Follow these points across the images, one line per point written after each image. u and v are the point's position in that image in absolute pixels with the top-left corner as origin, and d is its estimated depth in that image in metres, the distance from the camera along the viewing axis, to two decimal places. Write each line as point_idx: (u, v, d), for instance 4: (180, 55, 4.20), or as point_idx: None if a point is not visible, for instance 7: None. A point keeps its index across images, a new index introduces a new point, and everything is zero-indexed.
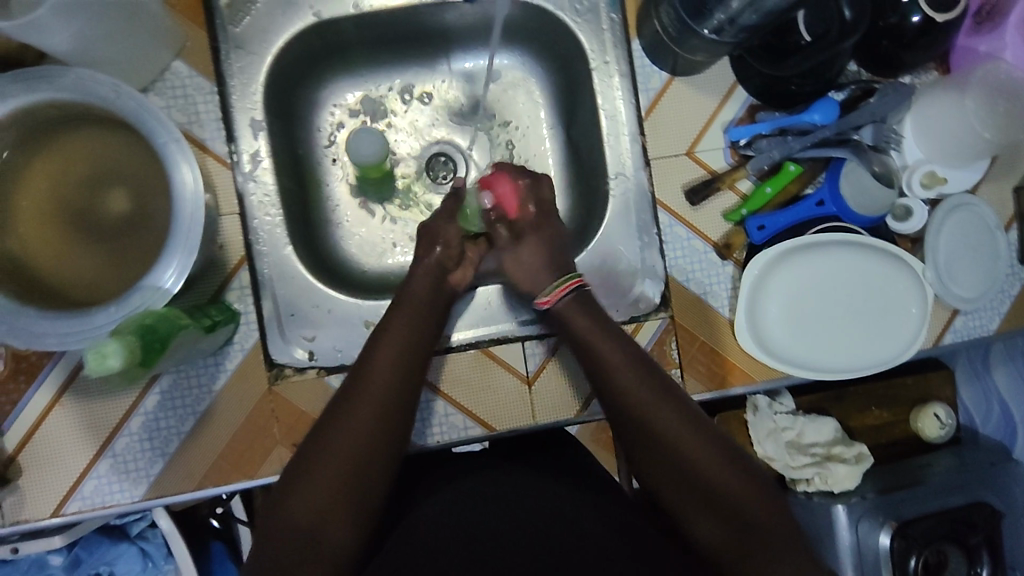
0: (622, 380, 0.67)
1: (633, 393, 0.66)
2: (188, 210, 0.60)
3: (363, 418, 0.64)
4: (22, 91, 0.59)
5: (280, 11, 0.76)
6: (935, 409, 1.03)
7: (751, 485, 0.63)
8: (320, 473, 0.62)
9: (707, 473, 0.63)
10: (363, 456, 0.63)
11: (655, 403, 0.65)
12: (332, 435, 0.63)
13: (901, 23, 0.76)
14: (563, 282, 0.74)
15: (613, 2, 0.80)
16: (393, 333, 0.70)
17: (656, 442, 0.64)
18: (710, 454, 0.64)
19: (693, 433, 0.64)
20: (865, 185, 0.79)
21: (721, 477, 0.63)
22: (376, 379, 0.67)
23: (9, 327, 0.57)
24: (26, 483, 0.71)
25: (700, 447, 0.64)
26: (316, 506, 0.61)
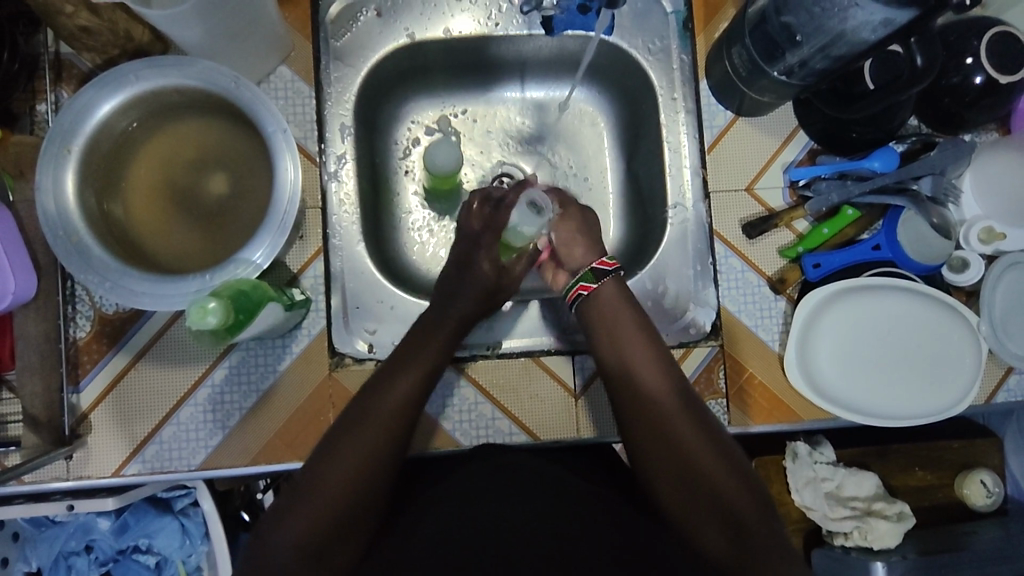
0: (661, 403, 0.70)
1: (669, 416, 0.69)
2: (286, 195, 0.65)
3: (378, 422, 0.67)
4: (156, 75, 0.65)
5: (378, 30, 0.83)
6: (981, 477, 1.01)
7: (765, 515, 0.65)
8: (327, 477, 0.64)
9: (725, 495, 0.66)
10: (369, 466, 0.65)
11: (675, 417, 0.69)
12: (343, 444, 0.65)
13: (964, 82, 0.79)
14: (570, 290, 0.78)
15: (684, 44, 0.85)
16: (424, 346, 0.73)
17: (683, 464, 0.67)
18: (730, 479, 0.66)
19: (719, 460, 0.67)
20: (922, 234, 0.81)
21: (738, 500, 0.65)
22: (390, 395, 0.68)
23: (114, 284, 0.63)
24: (94, 440, 0.74)
25: (719, 471, 0.66)
26: (321, 510, 0.63)
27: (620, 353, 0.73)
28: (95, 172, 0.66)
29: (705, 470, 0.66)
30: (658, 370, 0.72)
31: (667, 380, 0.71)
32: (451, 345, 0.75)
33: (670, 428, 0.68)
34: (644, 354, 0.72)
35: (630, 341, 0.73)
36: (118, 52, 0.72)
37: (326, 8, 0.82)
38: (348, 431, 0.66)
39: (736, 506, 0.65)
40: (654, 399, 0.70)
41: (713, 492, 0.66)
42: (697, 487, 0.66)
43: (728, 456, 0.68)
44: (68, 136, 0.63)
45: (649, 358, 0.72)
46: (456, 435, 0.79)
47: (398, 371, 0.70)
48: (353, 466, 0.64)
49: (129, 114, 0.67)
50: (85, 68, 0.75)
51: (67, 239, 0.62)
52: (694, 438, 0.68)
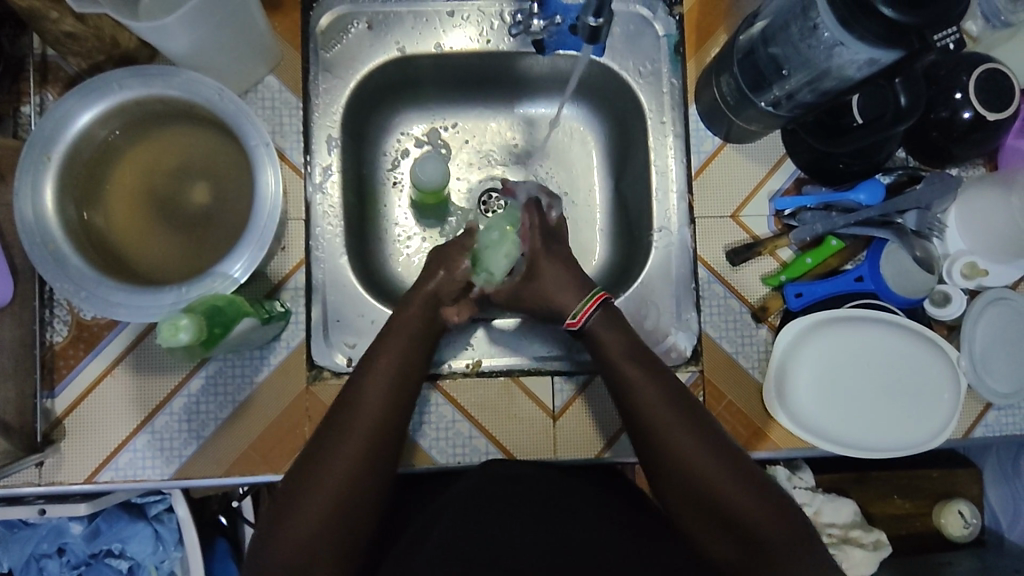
0: (655, 415, 0.69)
1: (663, 426, 0.68)
2: (267, 208, 0.65)
3: (363, 425, 0.67)
4: (139, 84, 0.65)
5: (369, 43, 0.83)
6: (958, 506, 1.00)
7: (774, 514, 0.64)
8: (325, 482, 0.64)
9: (729, 499, 0.64)
10: (363, 469, 0.65)
11: (675, 433, 0.67)
12: (334, 448, 0.66)
13: (952, 117, 0.79)
14: (587, 301, 0.76)
15: (674, 68, 0.85)
16: (392, 355, 0.72)
17: (681, 471, 0.66)
18: (732, 482, 0.65)
19: (716, 461, 0.66)
20: (905, 267, 0.80)
21: (741, 501, 0.64)
22: (370, 400, 0.69)
23: (89, 294, 0.62)
24: (67, 446, 0.74)
25: (719, 475, 0.65)
26: (320, 518, 0.62)
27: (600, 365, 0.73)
28: (75, 180, 0.66)
29: (704, 476, 0.65)
30: (648, 381, 0.70)
31: (658, 391, 0.70)
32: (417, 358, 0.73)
33: (665, 436, 0.68)
34: (634, 368, 0.71)
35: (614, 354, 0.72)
36: (104, 57, 0.72)
37: (317, 20, 0.82)
38: (337, 437, 0.66)
39: (740, 508, 0.64)
40: (650, 410, 0.69)
41: (716, 497, 0.65)
42: (698, 492, 0.65)
43: (728, 459, 0.66)
44: (48, 143, 0.63)
45: (639, 372, 0.71)
46: (431, 452, 0.79)
47: (374, 377, 0.70)
48: (348, 470, 0.64)
49: (111, 122, 0.67)
50: (71, 71, 0.75)
51: (45, 247, 0.62)
52: (690, 445, 0.67)
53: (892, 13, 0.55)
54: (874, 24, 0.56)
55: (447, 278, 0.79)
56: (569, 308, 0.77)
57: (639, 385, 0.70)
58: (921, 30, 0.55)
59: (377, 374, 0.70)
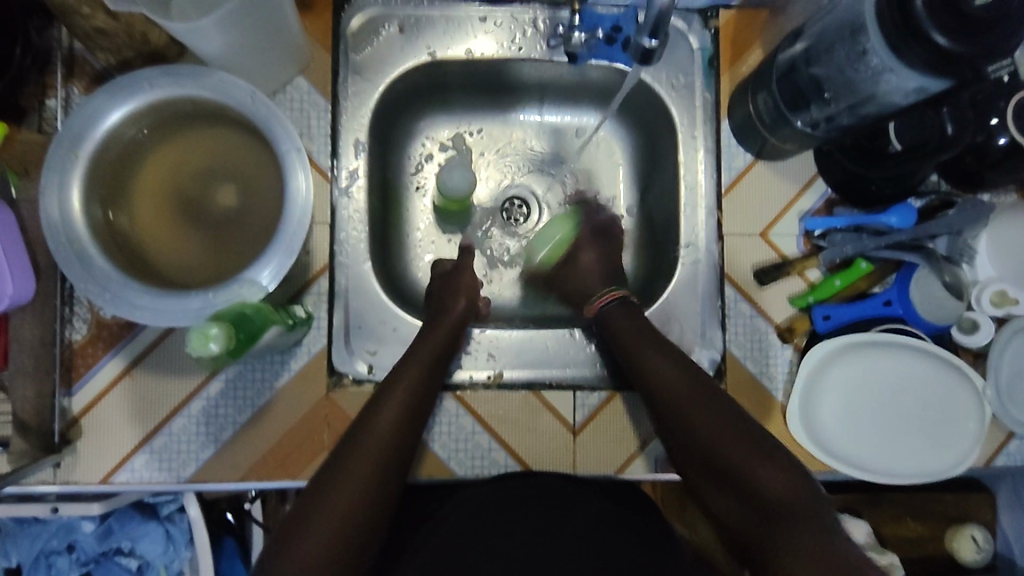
0: (677, 396, 0.70)
1: (695, 417, 0.68)
2: (297, 214, 0.64)
3: (378, 433, 0.66)
4: (170, 83, 0.64)
5: (399, 46, 0.82)
6: (971, 531, 0.99)
7: (804, 495, 0.61)
8: (339, 492, 0.62)
9: (751, 473, 0.63)
10: (376, 475, 0.64)
11: (696, 408, 0.68)
12: (352, 456, 0.65)
13: (987, 142, 0.77)
14: (605, 294, 0.81)
15: (708, 82, 0.84)
16: (413, 363, 0.72)
17: (711, 458, 0.66)
18: (762, 463, 0.63)
19: (731, 431, 0.66)
20: (935, 292, 0.79)
21: (767, 479, 0.62)
22: (387, 409, 0.68)
23: (113, 296, 0.61)
24: (83, 446, 0.73)
25: (748, 456, 0.64)
26: (336, 527, 0.61)
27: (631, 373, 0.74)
28: (102, 179, 0.65)
29: (733, 459, 0.64)
30: (672, 362, 0.72)
31: (694, 385, 0.70)
32: (435, 372, 0.73)
33: (692, 426, 0.68)
34: (649, 348, 0.73)
35: (643, 355, 0.73)
36: (133, 54, 0.71)
37: (347, 21, 0.80)
38: (351, 447, 0.65)
39: (768, 487, 0.62)
40: (684, 405, 0.69)
41: (745, 479, 0.63)
42: (729, 477, 0.64)
43: (761, 443, 0.65)
44: (76, 140, 0.62)
45: (654, 351, 0.73)
46: (450, 464, 0.78)
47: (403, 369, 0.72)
48: (365, 475, 0.64)
49: (139, 121, 0.66)
50: (98, 66, 0.74)
51: (69, 247, 0.61)
52: (719, 432, 0.66)
53: (944, 42, 0.54)
54: (920, 50, 0.55)
55: (469, 306, 0.80)
56: (590, 297, 0.82)
57: (667, 374, 0.71)
58: (971, 60, 0.54)
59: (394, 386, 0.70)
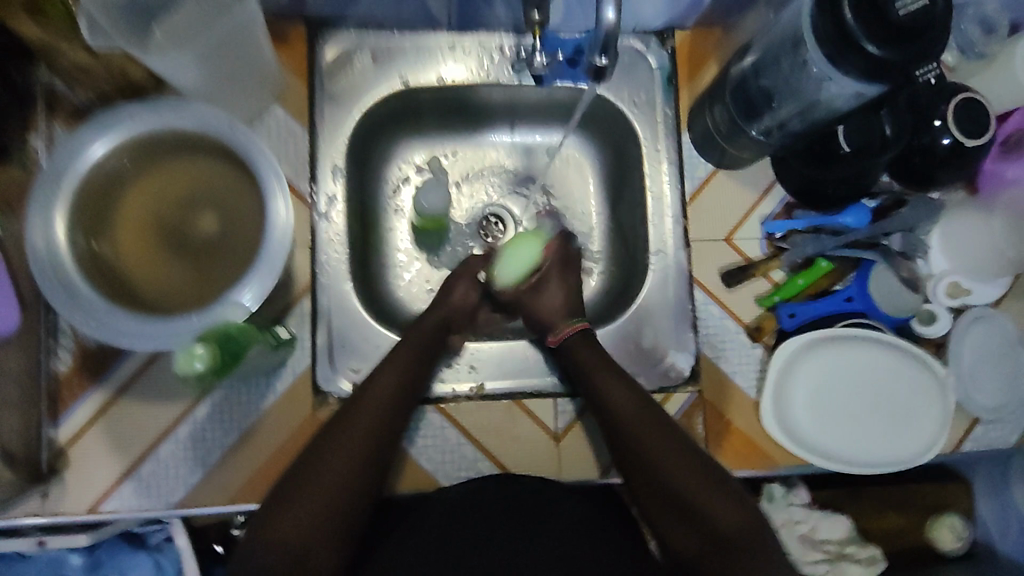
0: (633, 427, 0.73)
1: (645, 441, 0.72)
2: (278, 236, 0.66)
3: (352, 440, 0.68)
4: (151, 117, 0.68)
5: (372, 74, 0.85)
6: (950, 520, 1.01)
7: (751, 526, 0.66)
8: (307, 497, 0.64)
9: (706, 505, 0.67)
10: (345, 484, 0.66)
11: (654, 441, 0.71)
12: (325, 462, 0.66)
13: (932, 144, 0.81)
14: (571, 324, 0.81)
15: (668, 98, 0.88)
16: (385, 377, 0.73)
17: (668, 489, 0.69)
18: (711, 494, 0.67)
19: (687, 464, 0.69)
20: (892, 288, 0.84)
21: (719, 512, 0.66)
22: (363, 418, 0.70)
23: (99, 323, 0.63)
24: (71, 475, 0.73)
25: (700, 488, 0.68)
26: (304, 527, 0.63)
27: (590, 384, 0.77)
28: (85, 211, 0.67)
29: (686, 488, 0.68)
30: (632, 394, 0.75)
31: (645, 413, 0.74)
32: (410, 388, 0.74)
33: (651, 458, 0.71)
34: (607, 376, 0.76)
35: (599, 375, 0.77)
36: (114, 90, 0.73)
37: (321, 53, 0.84)
38: (322, 452, 0.67)
39: (716, 517, 0.66)
40: (635, 430, 0.73)
41: (699, 509, 0.67)
42: (682, 507, 0.68)
43: (709, 473, 0.69)
44: (60, 173, 0.64)
45: (613, 380, 0.76)
46: (435, 474, 0.80)
47: (377, 386, 0.72)
48: (332, 482, 0.65)
49: (121, 153, 0.68)
50: (79, 102, 0.76)
51: (55, 276, 0.63)
52: (670, 459, 0.70)
53: (875, 50, 0.58)
54: (854, 59, 0.60)
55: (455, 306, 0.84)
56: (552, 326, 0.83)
57: (627, 405, 0.74)
58: (902, 64, 0.59)
59: (367, 398, 0.71)
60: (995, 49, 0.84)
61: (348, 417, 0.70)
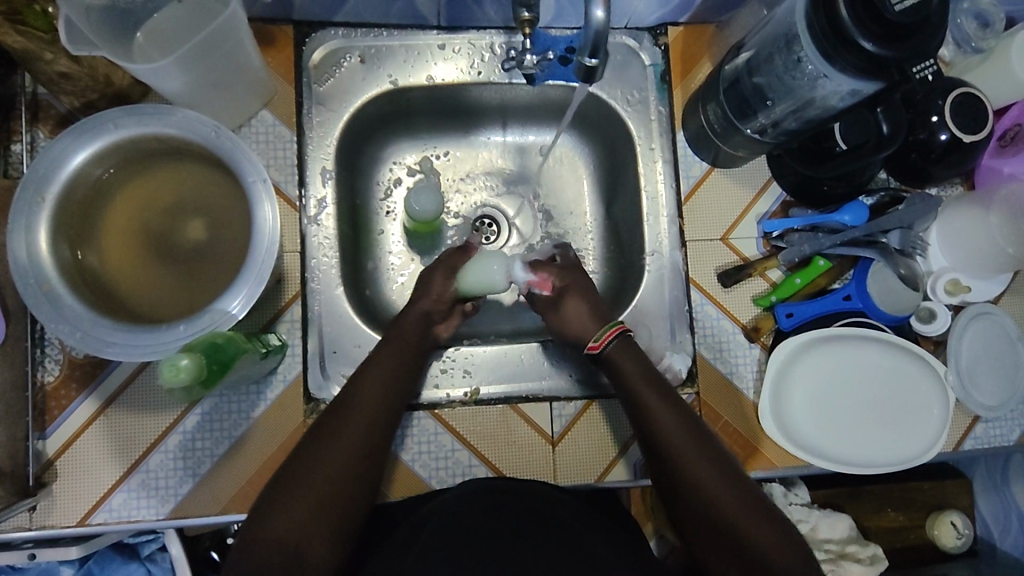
0: (676, 446, 0.69)
1: (674, 445, 0.69)
2: (265, 243, 0.65)
3: (346, 448, 0.66)
4: (135, 124, 0.66)
5: (361, 76, 0.84)
6: (951, 518, 1.00)
7: (782, 537, 0.64)
8: (296, 500, 0.62)
9: (749, 532, 0.64)
10: (337, 488, 0.64)
11: (698, 462, 0.68)
12: (317, 466, 0.65)
13: (929, 139, 0.80)
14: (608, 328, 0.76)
15: (661, 96, 0.87)
16: (369, 377, 0.72)
17: (709, 514, 0.66)
18: (739, 504, 0.65)
19: (730, 488, 0.66)
20: (891, 286, 0.82)
21: (763, 539, 0.63)
22: (357, 425, 0.68)
23: (83, 334, 0.62)
24: (59, 488, 0.72)
25: (744, 513, 0.65)
26: (299, 536, 0.61)
27: (635, 399, 0.73)
28: (69, 221, 0.65)
29: (729, 513, 0.65)
30: (676, 411, 0.71)
31: (680, 419, 0.71)
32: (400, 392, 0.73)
33: (694, 480, 0.67)
34: (653, 394, 0.72)
35: (630, 374, 0.74)
36: (97, 96, 0.72)
37: (309, 55, 0.83)
38: (316, 459, 0.65)
39: (743, 527, 0.64)
40: (663, 433, 0.70)
41: (742, 536, 0.64)
42: (722, 532, 0.65)
43: (739, 483, 0.67)
44: (42, 183, 0.63)
45: (659, 399, 0.72)
46: (427, 479, 0.79)
47: (361, 388, 0.71)
48: (330, 492, 0.64)
49: (105, 161, 0.67)
50: (62, 109, 0.75)
51: (39, 288, 0.62)
52: (698, 465, 0.68)
53: (871, 46, 0.57)
54: (849, 56, 0.59)
55: (434, 303, 0.80)
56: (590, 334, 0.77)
57: (667, 423, 0.71)
58: (899, 62, 0.58)
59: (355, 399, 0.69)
60: (992, 42, 0.83)
61: (343, 425, 0.68)
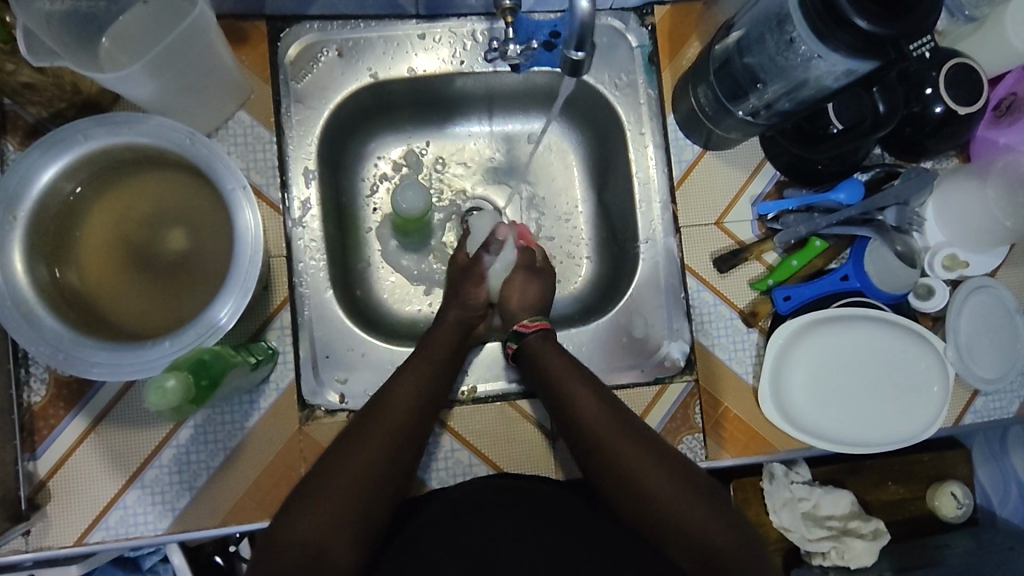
0: (616, 448, 0.69)
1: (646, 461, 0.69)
2: (248, 252, 0.63)
3: (372, 447, 0.67)
4: (105, 135, 0.63)
5: (340, 70, 0.81)
6: (952, 488, 0.98)
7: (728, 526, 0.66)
8: (315, 508, 0.64)
9: (695, 527, 0.66)
10: (355, 495, 0.65)
11: (639, 461, 0.69)
12: (332, 473, 0.66)
13: (924, 113, 0.79)
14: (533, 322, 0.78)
15: (650, 78, 0.85)
16: (412, 372, 0.73)
17: (654, 509, 0.67)
18: (717, 523, 0.66)
19: (674, 483, 0.68)
20: (888, 264, 0.81)
21: (712, 532, 0.66)
22: (383, 421, 0.69)
23: (66, 356, 0.60)
24: (54, 509, 0.71)
25: (691, 508, 0.67)
26: (319, 529, 0.63)
27: (561, 393, 0.72)
28: (43, 239, 0.63)
29: (676, 510, 0.66)
30: (603, 406, 0.72)
31: (610, 415, 0.71)
32: (434, 391, 0.73)
33: (635, 478, 0.68)
34: (583, 391, 0.72)
35: (581, 405, 0.72)
36: (66, 105, 0.69)
37: (285, 51, 0.80)
38: (339, 458, 0.67)
39: (720, 548, 0.65)
40: (628, 464, 0.69)
41: (689, 531, 0.66)
42: (671, 527, 0.67)
43: (682, 476, 0.68)
44: (13, 201, 0.61)
45: (587, 394, 0.72)
46: (426, 478, 0.78)
47: (400, 384, 0.72)
48: (350, 485, 0.65)
49: (75, 175, 0.64)
50: (30, 119, 0.72)
51: (16, 310, 0.60)
52: (672, 496, 0.67)
53: (865, 24, 0.55)
54: (844, 35, 0.57)
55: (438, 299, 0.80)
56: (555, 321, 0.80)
57: (599, 421, 0.71)
58: (894, 40, 0.56)
59: (387, 412, 0.70)
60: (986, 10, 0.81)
61: (370, 422, 0.69)
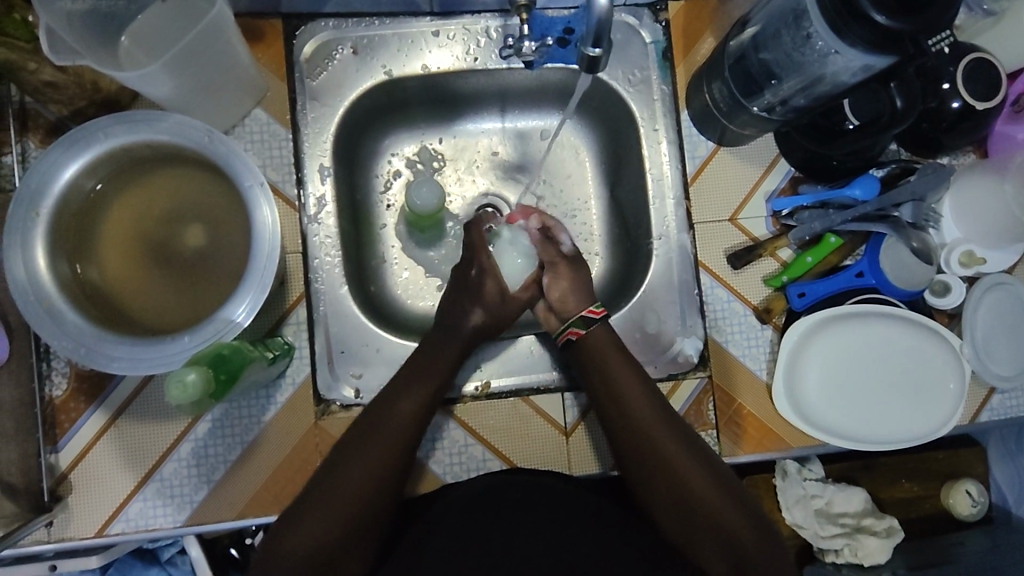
0: (649, 430, 0.71)
1: (667, 455, 0.70)
2: (265, 249, 0.64)
3: (393, 441, 0.69)
4: (125, 133, 0.64)
5: (354, 67, 0.82)
6: (966, 486, 0.98)
7: (748, 517, 0.68)
8: (328, 505, 0.65)
9: (717, 514, 0.68)
10: (366, 492, 0.66)
11: (672, 444, 0.70)
12: (343, 471, 0.67)
13: (941, 108, 0.78)
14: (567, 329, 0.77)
15: (664, 74, 0.84)
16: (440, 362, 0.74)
17: (681, 494, 0.69)
18: (738, 512, 0.68)
19: (701, 470, 0.69)
20: (905, 261, 0.80)
21: (734, 520, 0.68)
22: (404, 414, 0.70)
23: (88, 350, 0.61)
24: (75, 501, 0.72)
25: (716, 496, 0.68)
26: (329, 527, 0.64)
27: (601, 371, 0.74)
28: (65, 234, 0.64)
29: (700, 497, 0.68)
30: (641, 387, 0.73)
31: (648, 397, 0.72)
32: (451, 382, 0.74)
33: (665, 462, 0.70)
34: (626, 370, 0.73)
35: (622, 385, 0.73)
36: (85, 103, 0.70)
37: (300, 48, 0.80)
38: (352, 454, 0.68)
39: (740, 536, 0.67)
40: (659, 448, 0.70)
41: (711, 518, 0.68)
42: (692, 513, 0.68)
43: (708, 464, 0.70)
44: (35, 198, 0.62)
45: (630, 374, 0.73)
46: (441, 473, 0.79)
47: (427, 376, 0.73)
48: (359, 484, 0.66)
49: (96, 172, 0.65)
50: (52, 117, 0.73)
51: (39, 305, 0.61)
52: (700, 482, 0.69)
53: (883, 20, 0.55)
54: (862, 29, 0.57)
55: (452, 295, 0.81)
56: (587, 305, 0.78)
57: (638, 402, 0.72)
58: (913, 35, 0.56)
59: (411, 403, 0.71)
60: None
61: (394, 414, 0.70)
